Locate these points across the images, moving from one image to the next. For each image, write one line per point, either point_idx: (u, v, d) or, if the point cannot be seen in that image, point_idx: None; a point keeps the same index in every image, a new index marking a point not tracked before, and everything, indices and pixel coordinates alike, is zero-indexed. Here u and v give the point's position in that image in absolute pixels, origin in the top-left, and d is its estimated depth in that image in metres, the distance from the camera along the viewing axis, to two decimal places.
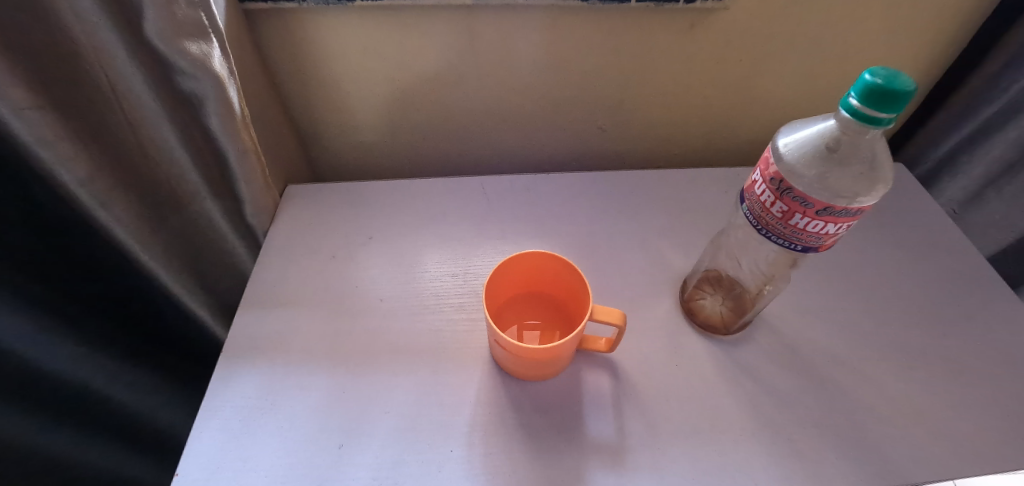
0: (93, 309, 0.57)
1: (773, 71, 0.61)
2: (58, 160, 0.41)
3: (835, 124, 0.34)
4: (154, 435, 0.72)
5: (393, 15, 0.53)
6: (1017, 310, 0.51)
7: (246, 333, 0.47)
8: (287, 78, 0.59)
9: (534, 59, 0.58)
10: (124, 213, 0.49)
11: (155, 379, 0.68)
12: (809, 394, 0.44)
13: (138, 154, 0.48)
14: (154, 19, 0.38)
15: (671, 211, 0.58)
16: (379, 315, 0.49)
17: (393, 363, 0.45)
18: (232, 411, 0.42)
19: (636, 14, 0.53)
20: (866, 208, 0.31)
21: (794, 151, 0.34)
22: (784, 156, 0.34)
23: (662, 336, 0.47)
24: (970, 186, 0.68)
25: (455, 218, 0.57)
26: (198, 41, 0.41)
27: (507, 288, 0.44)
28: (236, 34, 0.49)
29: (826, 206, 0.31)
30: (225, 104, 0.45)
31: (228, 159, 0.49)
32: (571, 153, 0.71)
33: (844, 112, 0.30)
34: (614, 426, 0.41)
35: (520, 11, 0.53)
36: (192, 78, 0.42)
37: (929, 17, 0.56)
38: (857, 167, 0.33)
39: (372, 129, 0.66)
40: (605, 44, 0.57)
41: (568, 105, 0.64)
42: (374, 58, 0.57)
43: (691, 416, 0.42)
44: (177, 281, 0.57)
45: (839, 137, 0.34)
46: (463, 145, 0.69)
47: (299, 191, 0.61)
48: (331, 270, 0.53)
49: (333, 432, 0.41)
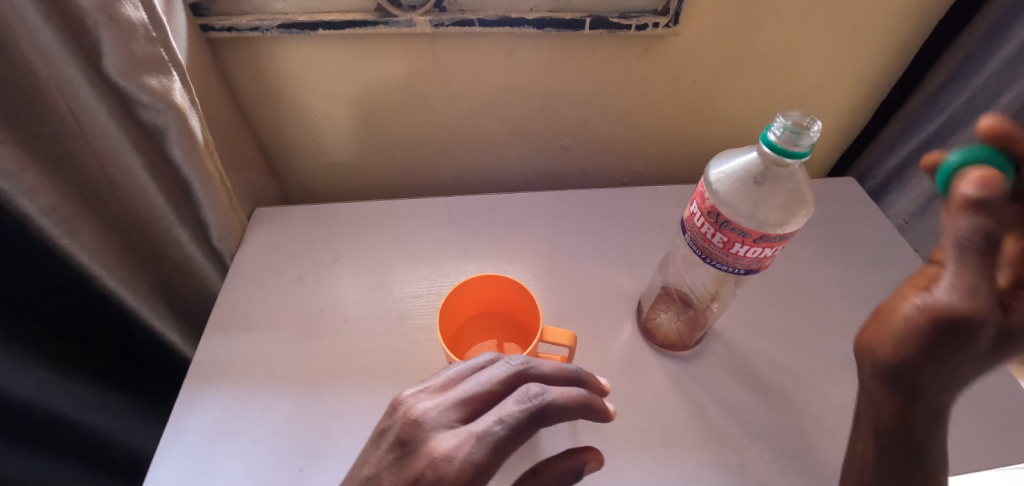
0: (61, 334, 0.57)
1: (728, 92, 0.64)
2: (22, 192, 0.42)
3: (756, 158, 0.37)
4: (127, 460, 0.72)
5: (355, 42, 0.54)
6: None
7: (210, 357, 0.48)
8: (254, 103, 0.60)
9: (496, 82, 0.60)
10: (91, 239, 0.49)
11: (126, 401, 0.67)
12: (758, 406, 0.46)
13: (103, 182, 0.49)
14: (113, 56, 0.39)
15: (630, 229, 0.60)
16: (343, 337, 0.50)
17: (355, 384, 0.46)
18: (195, 436, 0.43)
19: (591, 39, 0.56)
20: (793, 234, 0.33)
21: (725, 184, 0.37)
22: (716, 190, 0.37)
23: (617, 352, 0.49)
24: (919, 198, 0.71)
25: (421, 238, 0.59)
26: (158, 75, 0.42)
27: (466, 309, 0.46)
28: (199, 62, 0.50)
29: (761, 234, 0.33)
30: (187, 134, 0.46)
31: (192, 186, 0.50)
32: (538, 172, 0.73)
33: (765, 147, 0.33)
34: (568, 442, 0.42)
35: (480, 38, 0.55)
36: (154, 111, 0.43)
37: (869, 42, 0.59)
38: (783, 196, 0.36)
39: (341, 151, 0.67)
40: (565, 69, 0.59)
41: (532, 127, 0.66)
42: (341, 84, 0.59)
43: (642, 430, 0.43)
44: (145, 304, 0.58)
45: (764, 169, 0.36)
46: (431, 165, 0.70)
47: (267, 214, 0.62)
48: (297, 293, 0.54)
49: (296, 454, 0.42)
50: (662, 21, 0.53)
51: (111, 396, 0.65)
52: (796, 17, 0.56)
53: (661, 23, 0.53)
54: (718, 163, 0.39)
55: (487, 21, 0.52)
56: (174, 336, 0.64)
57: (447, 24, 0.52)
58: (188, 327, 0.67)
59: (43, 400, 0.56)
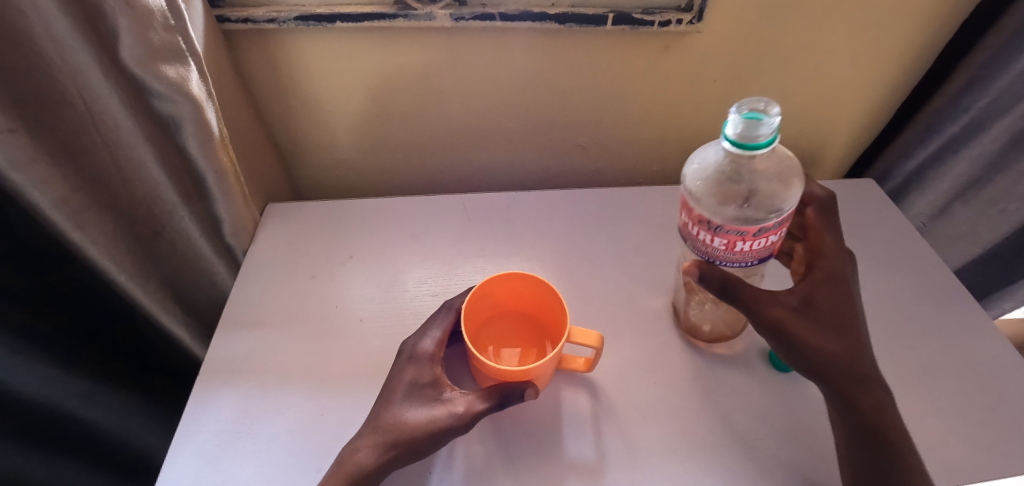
0: (66, 328, 0.55)
1: (746, 93, 0.63)
2: (32, 183, 0.40)
3: (723, 156, 0.39)
4: (131, 460, 0.70)
5: (373, 35, 0.53)
6: (982, 321, 0.53)
7: (224, 355, 0.47)
8: (267, 97, 0.59)
9: (514, 78, 0.59)
10: (101, 233, 0.48)
11: (132, 399, 0.66)
12: (785, 409, 0.45)
13: (114, 174, 0.48)
14: (130, 44, 0.38)
15: (649, 229, 0.59)
16: (359, 335, 0.49)
17: (372, 384, 0.45)
18: (208, 436, 0.41)
19: (612, 35, 0.55)
20: (790, 216, 0.35)
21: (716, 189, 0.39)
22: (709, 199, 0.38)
23: (638, 353, 0.48)
24: (937, 200, 0.70)
25: (437, 235, 0.58)
26: (175, 65, 0.41)
27: (487, 309, 0.45)
28: (215, 54, 0.50)
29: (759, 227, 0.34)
30: (202, 126, 0.45)
31: (206, 180, 0.49)
32: (553, 171, 0.72)
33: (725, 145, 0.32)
34: (592, 444, 0.41)
35: (499, 32, 0.54)
36: (169, 102, 0.42)
37: (890, 42, 0.59)
38: (764, 185, 0.38)
39: (353, 147, 0.66)
40: (584, 66, 0.58)
41: (547, 125, 0.65)
42: (357, 79, 0.58)
43: (668, 434, 0.42)
44: (154, 299, 0.57)
45: (734, 165, 0.39)
46: (444, 162, 0.69)
47: (279, 210, 0.61)
48: (311, 290, 0.53)
49: (312, 455, 0.40)
50: (685, 18, 0.53)
51: (116, 394, 0.63)
52: (820, 15, 0.55)
53: (684, 20, 0.53)
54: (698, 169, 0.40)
55: (508, 15, 0.51)
56: (183, 333, 0.63)
57: (467, 17, 0.51)
58: (198, 324, 0.65)
59: (46, 396, 0.55)
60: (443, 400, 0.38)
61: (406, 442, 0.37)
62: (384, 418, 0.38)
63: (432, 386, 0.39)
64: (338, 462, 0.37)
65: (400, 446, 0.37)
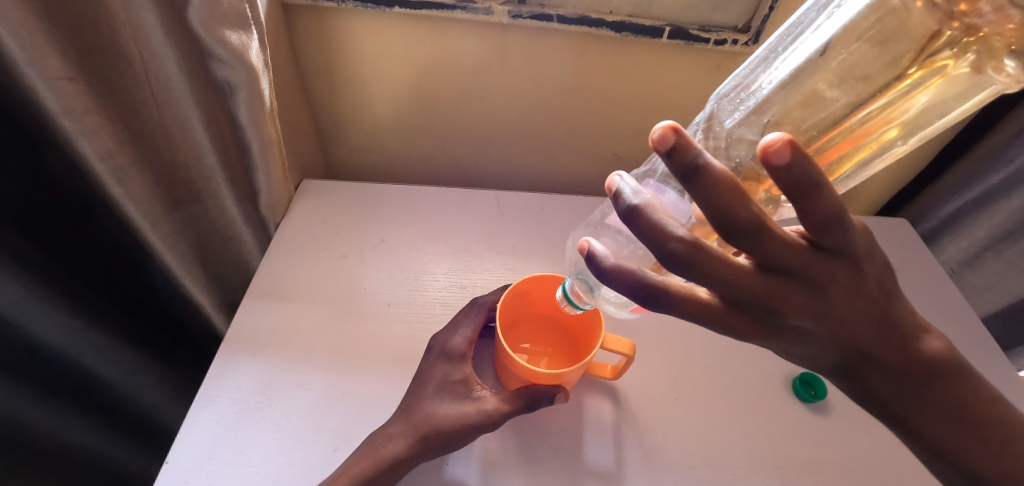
0: (88, 281, 0.55)
1: None
2: (82, 132, 0.40)
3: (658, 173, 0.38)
4: (136, 420, 0.70)
5: (427, 20, 0.53)
6: (1010, 373, 0.52)
7: (248, 325, 0.47)
8: (314, 73, 0.60)
9: (560, 81, 0.59)
10: (139, 190, 0.48)
11: (144, 359, 0.66)
12: (809, 439, 0.44)
13: (160, 134, 0.48)
14: (198, 6, 0.38)
15: None
16: (384, 319, 0.49)
17: (396, 369, 0.45)
18: (229, 403, 0.41)
19: (664, 48, 0.55)
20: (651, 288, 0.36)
21: (637, 294, 0.24)
22: (672, 203, 0.31)
23: (663, 367, 0.47)
24: (970, 247, 0.70)
25: (467, 230, 0.58)
26: (238, 31, 0.42)
27: (518, 309, 0.45)
28: (273, 25, 0.50)
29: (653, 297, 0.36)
30: (255, 95, 0.45)
31: (250, 149, 0.49)
32: (585, 176, 0.71)
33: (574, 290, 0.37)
34: (612, 454, 0.41)
35: (550, 34, 0.54)
36: (227, 67, 0.42)
37: None
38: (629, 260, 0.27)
39: (390, 132, 0.67)
40: (631, 77, 0.59)
41: (588, 130, 0.65)
42: (404, 65, 0.58)
43: (688, 451, 0.42)
44: (181, 263, 0.57)
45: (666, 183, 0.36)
46: (479, 157, 0.69)
47: (314, 187, 0.61)
48: (340, 270, 0.53)
49: (331, 435, 0.40)
50: (742, 39, 0.52)
51: (130, 351, 0.63)
52: None
53: (741, 41, 0.53)
54: (590, 244, 0.26)
55: (567, 17, 0.51)
56: (205, 301, 0.63)
57: (525, 16, 0.51)
58: (218, 292, 0.65)
59: (65, 347, 0.54)
60: (473, 398, 0.38)
61: (435, 436, 0.36)
62: (415, 409, 0.38)
63: (462, 384, 0.39)
64: (368, 446, 0.37)
65: (431, 439, 0.36)
